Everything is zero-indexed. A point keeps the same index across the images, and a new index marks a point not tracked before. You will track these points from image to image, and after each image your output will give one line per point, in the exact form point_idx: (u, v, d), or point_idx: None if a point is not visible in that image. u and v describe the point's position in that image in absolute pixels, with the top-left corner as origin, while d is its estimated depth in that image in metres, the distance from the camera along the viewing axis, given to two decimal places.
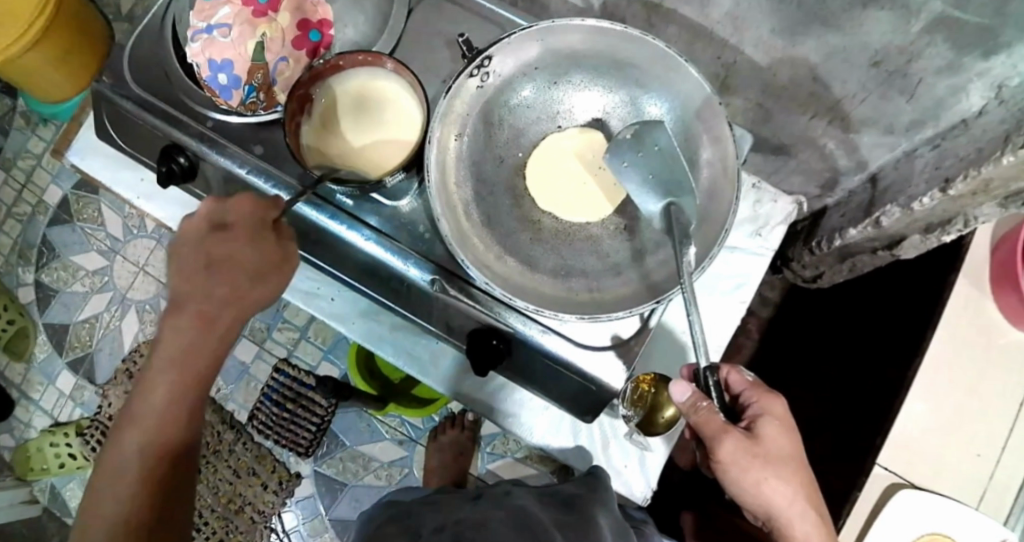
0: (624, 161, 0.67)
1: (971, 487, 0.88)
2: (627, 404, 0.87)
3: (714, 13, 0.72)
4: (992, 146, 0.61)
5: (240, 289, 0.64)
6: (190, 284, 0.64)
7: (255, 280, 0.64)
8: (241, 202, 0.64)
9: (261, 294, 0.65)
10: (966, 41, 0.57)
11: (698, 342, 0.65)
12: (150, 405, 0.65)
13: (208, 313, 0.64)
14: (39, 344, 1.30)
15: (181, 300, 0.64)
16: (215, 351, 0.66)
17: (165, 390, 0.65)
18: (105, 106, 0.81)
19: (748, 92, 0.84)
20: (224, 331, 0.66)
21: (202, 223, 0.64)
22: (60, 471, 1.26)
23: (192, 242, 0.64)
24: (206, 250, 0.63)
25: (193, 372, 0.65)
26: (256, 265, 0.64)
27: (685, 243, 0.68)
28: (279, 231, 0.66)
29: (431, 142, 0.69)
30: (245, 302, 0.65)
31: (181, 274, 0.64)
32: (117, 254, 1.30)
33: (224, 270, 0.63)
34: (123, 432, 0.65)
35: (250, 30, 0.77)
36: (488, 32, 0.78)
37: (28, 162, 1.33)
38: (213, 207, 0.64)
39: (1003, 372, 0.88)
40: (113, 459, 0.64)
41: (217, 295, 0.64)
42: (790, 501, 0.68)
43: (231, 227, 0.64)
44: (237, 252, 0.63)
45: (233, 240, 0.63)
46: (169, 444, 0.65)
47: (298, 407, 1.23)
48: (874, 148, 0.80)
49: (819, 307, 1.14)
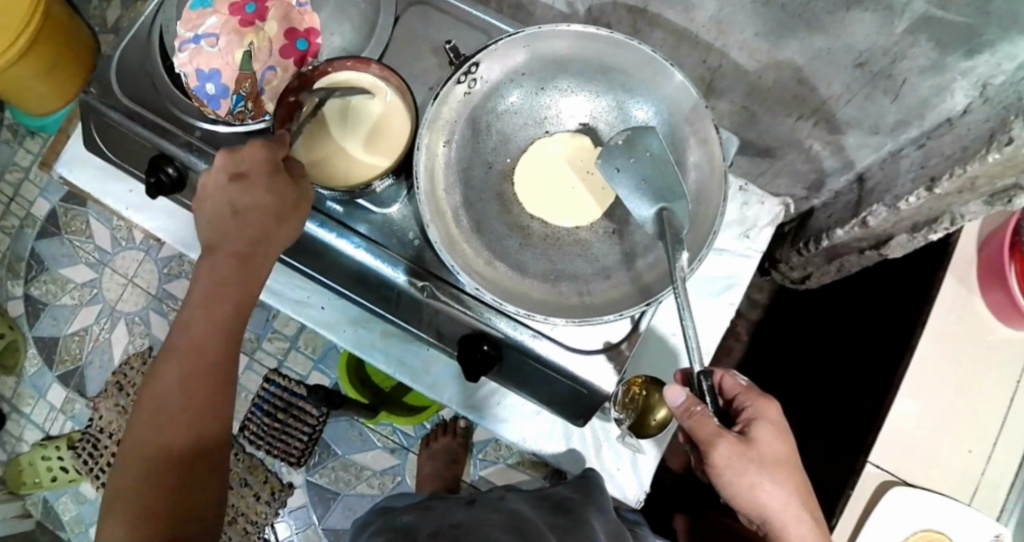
0: (617, 167, 0.68)
1: (963, 485, 0.88)
2: (618, 407, 0.88)
3: (699, 17, 0.73)
4: (977, 144, 0.62)
5: (268, 228, 0.66)
6: (220, 231, 0.66)
7: (280, 219, 0.66)
8: (253, 149, 0.65)
9: (287, 233, 0.67)
10: (950, 40, 0.58)
11: (691, 347, 0.65)
12: (185, 344, 0.64)
13: (240, 254, 0.66)
14: (29, 357, 1.30)
15: (214, 244, 0.66)
16: (248, 291, 0.67)
17: (200, 329, 0.64)
18: (92, 117, 0.81)
19: (733, 96, 0.84)
20: (257, 270, 0.67)
21: (221, 174, 0.66)
22: (52, 484, 1.26)
23: (218, 189, 0.66)
24: (229, 197, 0.66)
25: (228, 310, 0.65)
26: (280, 205, 0.66)
27: (677, 248, 0.67)
28: (292, 170, 0.66)
29: (419, 148, 0.69)
30: (274, 242, 0.67)
31: (210, 220, 0.66)
32: (106, 266, 1.29)
33: (252, 213, 0.66)
34: (159, 374, 0.64)
35: (237, 39, 0.76)
36: (475, 39, 0.78)
37: (15, 175, 1.33)
38: (229, 157, 0.66)
39: (992, 369, 0.89)
40: (150, 400, 0.63)
41: (247, 236, 0.66)
42: (784, 504, 0.68)
43: (250, 174, 0.65)
44: (260, 195, 0.65)
45: (255, 185, 0.65)
46: (208, 384, 0.64)
47: (289, 417, 1.23)
48: (859, 148, 0.81)
49: (808, 308, 1.15)
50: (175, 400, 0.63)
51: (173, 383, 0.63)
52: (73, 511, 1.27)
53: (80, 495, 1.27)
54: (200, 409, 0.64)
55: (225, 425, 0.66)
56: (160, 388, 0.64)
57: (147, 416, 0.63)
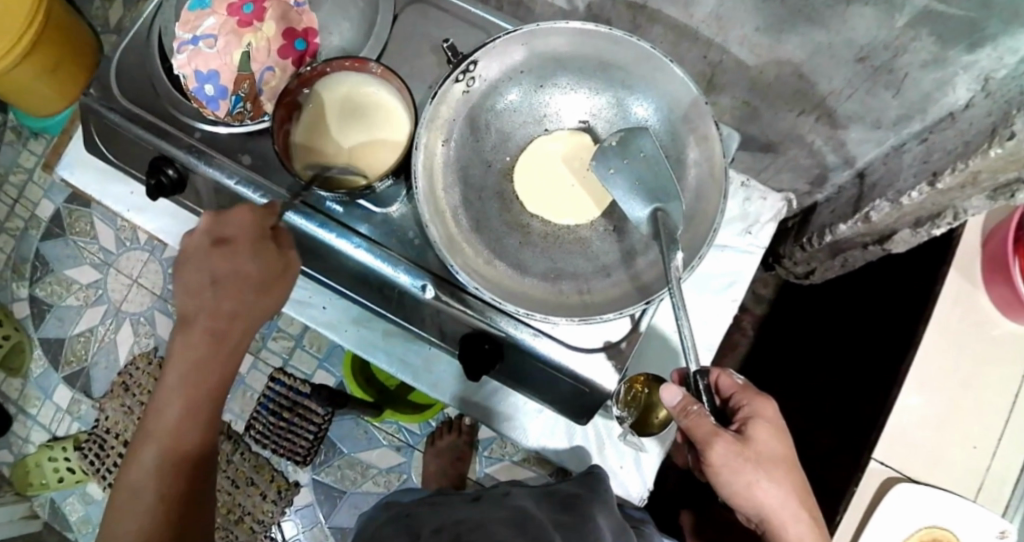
0: (609, 168, 0.68)
1: (968, 481, 0.87)
2: (620, 405, 0.88)
3: (698, 13, 0.72)
4: (980, 138, 0.61)
5: (248, 304, 0.65)
6: (198, 303, 0.64)
7: (259, 294, 0.65)
8: (242, 215, 0.64)
9: (268, 305, 0.66)
10: (951, 34, 0.58)
11: (687, 346, 0.66)
12: (161, 428, 0.65)
13: (216, 333, 0.65)
14: (35, 359, 1.30)
15: (191, 317, 0.65)
16: (225, 372, 0.67)
17: (175, 414, 0.65)
18: (93, 120, 0.81)
19: (734, 91, 0.84)
20: (233, 349, 0.67)
21: (203, 237, 0.64)
22: (60, 485, 1.26)
23: (195, 259, 0.64)
24: (209, 266, 0.63)
25: (203, 393, 0.66)
26: (262, 279, 0.64)
27: (672, 249, 0.67)
28: (279, 238, 0.65)
29: (416, 147, 0.69)
30: (252, 317, 0.66)
31: (188, 290, 0.64)
32: (111, 267, 1.30)
33: (230, 286, 0.64)
34: (137, 455, 0.66)
35: (235, 39, 0.76)
36: (473, 37, 0.78)
37: (19, 177, 1.33)
38: (214, 220, 0.64)
39: (998, 364, 0.88)
40: (128, 482, 0.65)
41: (224, 312, 0.64)
42: (782, 502, 0.68)
43: (232, 242, 0.63)
44: (242, 267, 0.63)
45: (237, 256, 0.63)
46: (184, 466, 0.66)
47: (295, 416, 1.24)
48: (861, 143, 0.80)
49: (813, 303, 1.14)
50: (150, 485, 0.65)
51: (149, 466, 0.65)
52: (81, 511, 1.27)
53: (87, 495, 1.27)
54: (175, 492, 0.65)
55: (200, 503, 0.68)
56: (136, 471, 0.65)
57: (123, 498, 0.65)
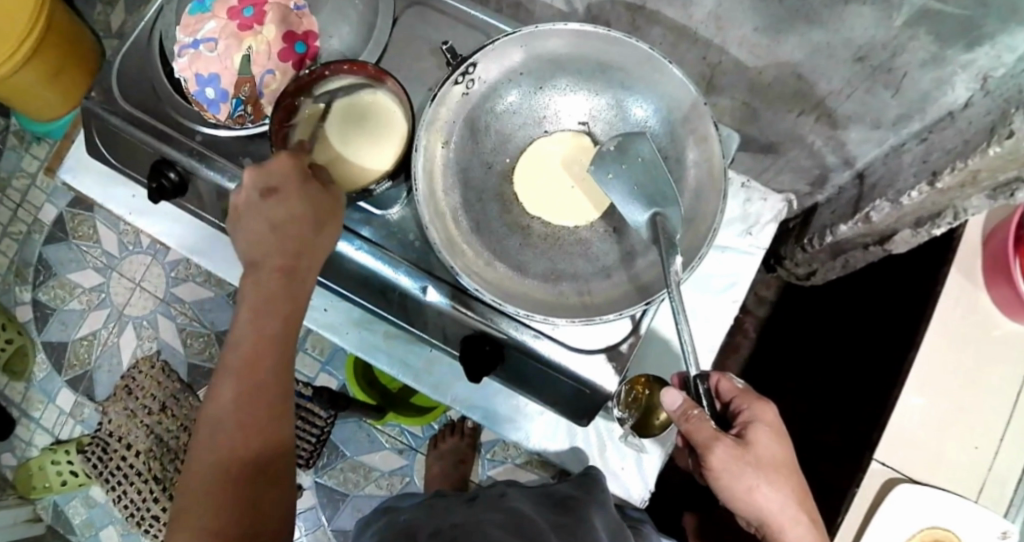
0: (609, 173, 0.69)
1: (969, 481, 0.87)
2: (621, 407, 0.86)
3: (697, 14, 0.72)
4: (978, 137, 0.61)
5: (308, 240, 0.63)
6: (259, 248, 0.63)
7: (318, 230, 0.63)
8: (282, 161, 0.62)
9: (325, 243, 0.64)
10: (948, 33, 0.58)
11: (687, 350, 0.65)
12: (238, 359, 0.60)
13: (285, 268, 0.62)
14: (38, 362, 1.31)
15: (257, 259, 0.63)
16: (297, 303, 0.63)
17: (252, 344, 0.61)
18: (94, 123, 0.81)
19: (734, 92, 0.84)
20: (302, 283, 0.64)
21: (252, 189, 0.63)
22: (62, 488, 1.26)
23: (253, 206, 0.63)
24: (265, 213, 0.62)
25: (279, 322, 0.62)
26: (317, 216, 0.63)
27: (671, 253, 0.67)
28: (322, 179, 0.64)
29: (416, 149, 0.69)
30: (315, 254, 0.64)
31: (246, 238, 0.63)
32: (114, 271, 1.30)
33: (292, 227, 0.62)
34: (214, 393, 0.60)
35: (236, 43, 0.76)
36: (473, 39, 0.78)
37: (22, 181, 1.34)
38: (257, 173, 0.63)
39: (1001, 365, 0.88)
40: (208, 421, 0.59)
41: (288, 248, 0.62)
42: (782, 507, 0.67)
43: (281, 188, 0.62)
44: (297, 207, 0.62)
45: (290, 197, 0.62)
46: (266, 398, 0.60)
47: (297, 419, 1.22)
48: (861, 143, 0.80)
49: (814, 305, 1.14)
50: (234, 416, 0.59)
51: (231, 399, 0.59)
52: (84, 514, 1.28)
53: (90, 499, 1.28)
54: (260, 426, 0.60)
55: (287, 437, 0.62)
56: (217, 408, 0.60)
57: (206, 437, 0.59)
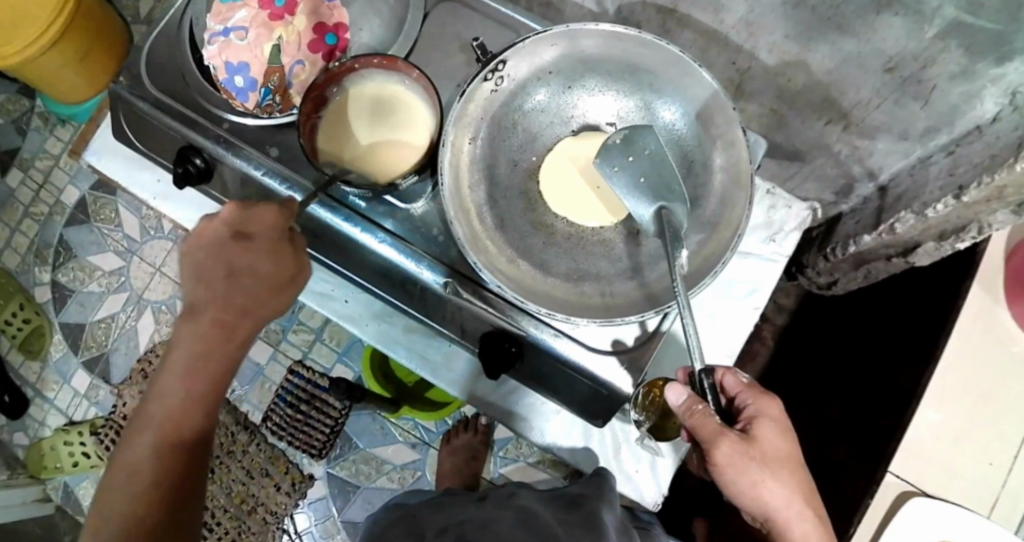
0: (614, 167, 0.67)
1: (982, 494, 0.87)
2: (638, 410, 0.84)
3: (728, 19, 0.72)
4: (1006, 152, 0.61)
5: (259, 299, 0.63)
6: (207, 293, 0.63)
7: (271, 292, 0.63)
8: (267, 212, 0.63)
9: (278, 305, 0.65)
10: (980, 47, 0.57)
11: (693, 346, 0.65)
12: (162, 410, 0.61)
13: (225, 324, 0.63)
14: (55, 343, 1.32)
15: (200, 305, 0.63)
16: (230, 362, 0.64)
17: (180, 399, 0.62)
18: (124, 108, 0.82)
19: (762, 98, 0.83)
20: (239, 341, 0.64)
21: (222, 228, 0.62)
22: (73, 469, 1.27)
23: (214, 244, 0.62)
24: (225, 259, 0.62)
25: (209, 379, 0.63)
26: (278, 277, 0.63)
27: (677, 247, 0.68)
28: (295, 243, 0.65)
29: (444, 144, 0.69)
30: (261, 313, 0.64)
31: (199, 279, 0.63)
32: (133, 255, 1.31)
33: (245, 280, 0.63)
34: (134, 439, 0.61)
35: (267, 32, 0.77)
36: (503, 36, 0.78)
37: (45, 162, 1.35)
38: (236, 213, 0.63)
39: (1020, 382, 0.87)
40: (123, 470, 0.60)
41: (237, 303, 0.63)
42: (787, 502, 0.67)
43: (254, 238, 0.62)
44: (260, 265, 0.62)
45: (255, 252, 0.62)
46: (183, 457, 0.61)
47: (312, 409, 1.24)
48: (887, 154, 0.80)
49: (834, 315, 1.14)
50: (151, 470, 0.60)
51: (150, 450, 0.60)
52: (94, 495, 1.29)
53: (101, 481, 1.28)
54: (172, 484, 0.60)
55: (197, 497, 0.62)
56: (133, 456, 0.60)
57: (118, 485, 0.59)
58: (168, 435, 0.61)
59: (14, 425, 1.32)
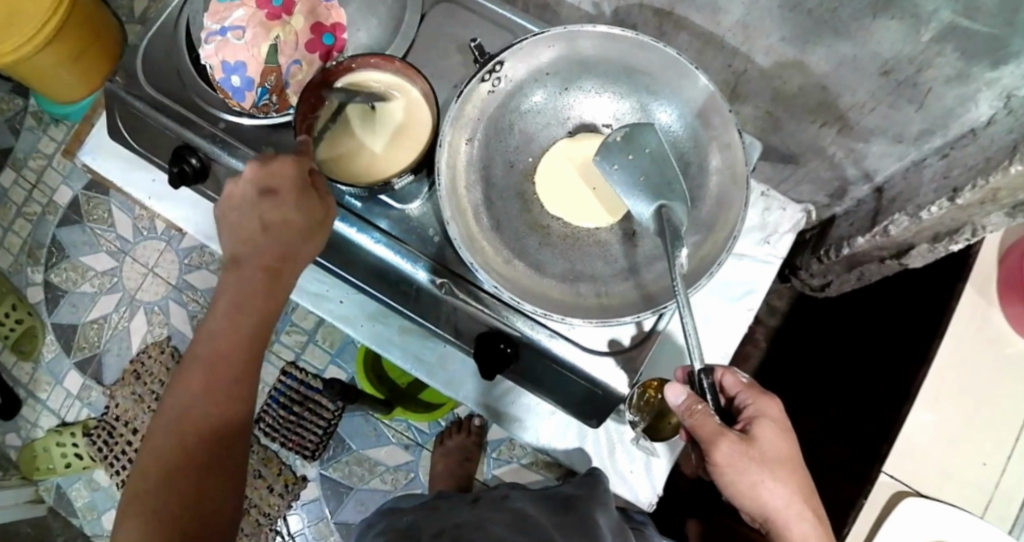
0: (614, 164, 0.67)
1: (976, 495, 0.87)
2: (633, 410, 0.85)
3: (725, 21, 0.72)
4: (1000, 155, 0.61)
5: (294, 245, 0.65)
6: (246, 245, 0.65)
7: (306, 237, 0.65)
8: (284, 165, 0.63)
9: (312, 248, 0.66)
10: (976, 50, 0.58)
11: (693, 345, 0.65)
12: (211, 350, 0.64)
13: (265, 270, 0.65)
14: (47, 343, 1.31)
15: (241, 256, 0.65)
16: (272, 305, 0.66)
17: (228, 340, 0.64)
18: (119, 107, 0.81)
19: (757, 101, 0.84)
20: (279, 286, 0.66)
21: (249, 185, 0.64)
22: (66, 470, 1.27)
23: (245, 201, 0.64)
24: (258, 213, 0.64)
25: (253, 321, 0.65)
26: (308, 225, 0.65)
27: (676, 246, 0.67)
28: (318, 186, 0.65)
29: (441, 145, 0.70)
30: (298, 258, 0.66)
31: (235, 233, 0.65)
32: (126, 255, 1.31)
33: (278, 232, 0.64)
34: (185, 377, 0.63)
35: (263, 32, 0.77)
36: (500, 38, 0.79)
37: (38, 162, 1.34)
38: (259, 169, 0.63)
39: (1014, 383, 0.87)
40: (175, 406, 0.63)
41: (275, 251, 0.64)
42: (787, 502, 0.68)
43: (280, 191, 0.63)
44: (291, 213, 0.63)
45: (284, 202, 0.63)
46: (231, 394, 0.64)
47: (305, 411, 1.24)
48: (882, 157, 0.80)
49: (827, 316, 1.14)
50: (202, 405, 0.62)
51: (201, 385, 0.63)
52: (87, 497, 1.28)
53: (93, 482, 1.28)
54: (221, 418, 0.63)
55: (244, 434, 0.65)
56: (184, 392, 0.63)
57: (172, 420, 0.62)
58: (216, 374, 0.63)
59: (5, 426, 1.31)
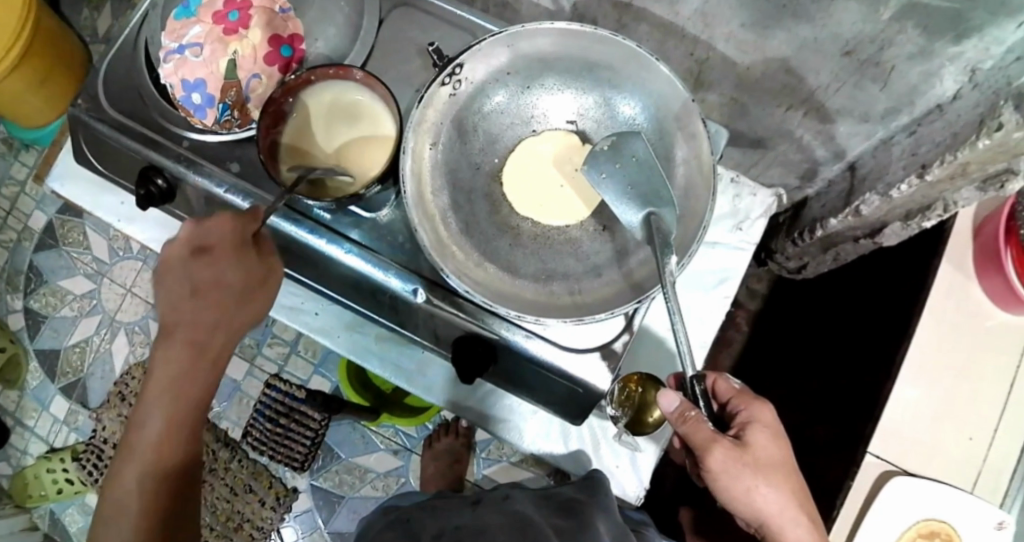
0: (602, 172, 0.68)
1: (965, 471, 0.87)
2: (615, 405, 0.87)
3: (683, 10, 0.72)
4: (968, 130, 0.61)
5: (228, 310, 0.63)
6: (180, 310, 0.62)
7: (242, 300, 0.63)
8: (218, 226, 0.62)
9: (249, 310, 0.64)
10: (936, 26, 0.57)
11: (684, 350, 0.65)
12: (151, 423, 0.64)
13: (197, 340, 0.63)
14: (31, 370, 1.30)
15: (177, 319, 0.63)
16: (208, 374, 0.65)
17: (163, 422, 0.64)
18: (82, 131, 0.81)
19: (722, 88, 0.84)
20: (212, 357, 0.65)
21: (181, 246, 0.62)
22: (58, 496, 1.27)
23: (177, 267, 0.62)
24: (189, 275, 0.62)
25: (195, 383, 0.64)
26: (244, 286, 0.62)
27: (665, 252, 0.66)
28: (257, 245, 0.64)
29: (404, 151, 0.69)
30: (234, 325, 0.64)
31: (167, 301, 0.63)
32: (104, 277, 1.30)
33: (212, 294, 0.62)
34: (129, 445, 0.65)
35: (222, 47, 0.76)
36: (460, 39, 0.78)
37: (11, 189, 1.33)
38: (193, 230, 0.62)
39: (993, 354, 0.88)
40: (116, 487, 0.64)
41: (206, 319, 0.63)
42: (782, 507, 0.68)
43: (212, 252, 0.61)
44: (224, 274, 0.61)
45: (218, 264, 0.61)
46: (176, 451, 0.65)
47: (292, 422, 1.24)
48: (850, 137, 0.80)
49: (807, 298, 1.15)
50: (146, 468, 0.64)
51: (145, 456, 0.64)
52: (80, 522, 1.27)
53: (86, 506, 1.27)
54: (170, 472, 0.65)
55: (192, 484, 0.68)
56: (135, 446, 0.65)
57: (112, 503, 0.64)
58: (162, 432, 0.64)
59: None
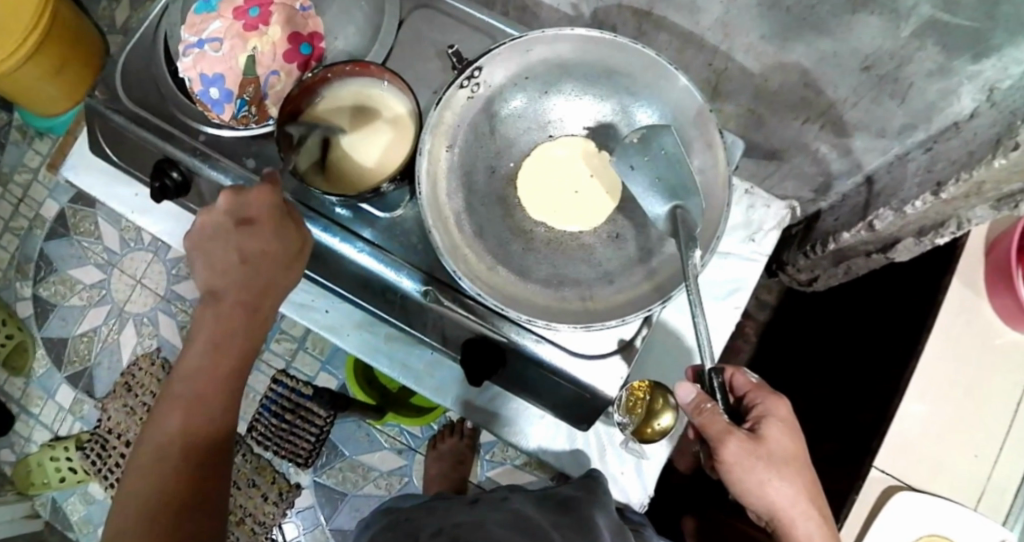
0: (631, 165, 0.69)
1: (970, 488, 0.87)
2: (622, 411, 0.87)
3: (704, 20, 0.72)
4: (984, 150, 0.61)
5: (273, 276, 0.68)
6: (225, 276, 0.67)
7: (285, 269, 0.68)
8: (260, 195, 0.65)
9: (288, 280, 0.69)
10: (957, 45, 0.57)
11: (703, 344, 0.65)
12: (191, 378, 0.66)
13: (246, 303, 0.67)
14: (38, 358, 1.31)
15: (221, 288, 0.67)
16: (252, 329, 0.68)
17: (206, 371, 0.66)
18: (99, 122, 0.81)
19: (739, 98, 0.84)
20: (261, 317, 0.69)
21: (225, 217, 0.66)
22: (60, 485, 1.26)
23: (221, 236, 0.66)
24: (237, 244, 0.66)
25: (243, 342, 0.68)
26: (286, 254, 0.67)
27: (690, 245, 0.66)
28: (294, 216, 0.68)
29: (421, 153, 0.69)
30: (275, 292, 0.69)
31: (213, 266, 0.67)
32: (114, 267, 1.30)
33: (259, 263, 0.67)
34: (159, 418, 0.66)
35: (240, 43, 0.76)
36: (478, 43, 0.78)
37: (24, 177, 1.34)
38: (232, 200, 0.65)
39: (1002, 373, 0.88)
40: (151, 445, 0.65)
41: (252, 286, 0.67)
42: (792, 501, 0.68)
43: (255, 221, 0.66)
44: (269, 244, 0.66)
45: (262, 234, 0.66)
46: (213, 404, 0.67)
47: (297, 418, 1.24)
48: (866, 152, 0.80)
49: (817, 310, 1.15)
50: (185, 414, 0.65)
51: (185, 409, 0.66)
52: (81, 511, 1.28)
53: (88, 495, 1.28)
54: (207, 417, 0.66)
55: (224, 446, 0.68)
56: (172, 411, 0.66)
57: (146, 458, 0.64)
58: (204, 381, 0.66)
59: None
